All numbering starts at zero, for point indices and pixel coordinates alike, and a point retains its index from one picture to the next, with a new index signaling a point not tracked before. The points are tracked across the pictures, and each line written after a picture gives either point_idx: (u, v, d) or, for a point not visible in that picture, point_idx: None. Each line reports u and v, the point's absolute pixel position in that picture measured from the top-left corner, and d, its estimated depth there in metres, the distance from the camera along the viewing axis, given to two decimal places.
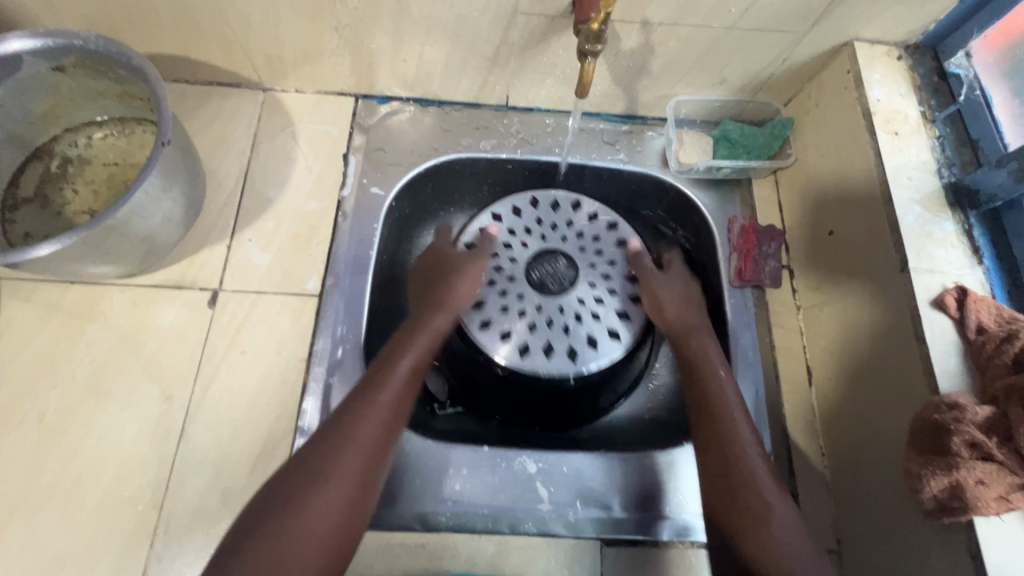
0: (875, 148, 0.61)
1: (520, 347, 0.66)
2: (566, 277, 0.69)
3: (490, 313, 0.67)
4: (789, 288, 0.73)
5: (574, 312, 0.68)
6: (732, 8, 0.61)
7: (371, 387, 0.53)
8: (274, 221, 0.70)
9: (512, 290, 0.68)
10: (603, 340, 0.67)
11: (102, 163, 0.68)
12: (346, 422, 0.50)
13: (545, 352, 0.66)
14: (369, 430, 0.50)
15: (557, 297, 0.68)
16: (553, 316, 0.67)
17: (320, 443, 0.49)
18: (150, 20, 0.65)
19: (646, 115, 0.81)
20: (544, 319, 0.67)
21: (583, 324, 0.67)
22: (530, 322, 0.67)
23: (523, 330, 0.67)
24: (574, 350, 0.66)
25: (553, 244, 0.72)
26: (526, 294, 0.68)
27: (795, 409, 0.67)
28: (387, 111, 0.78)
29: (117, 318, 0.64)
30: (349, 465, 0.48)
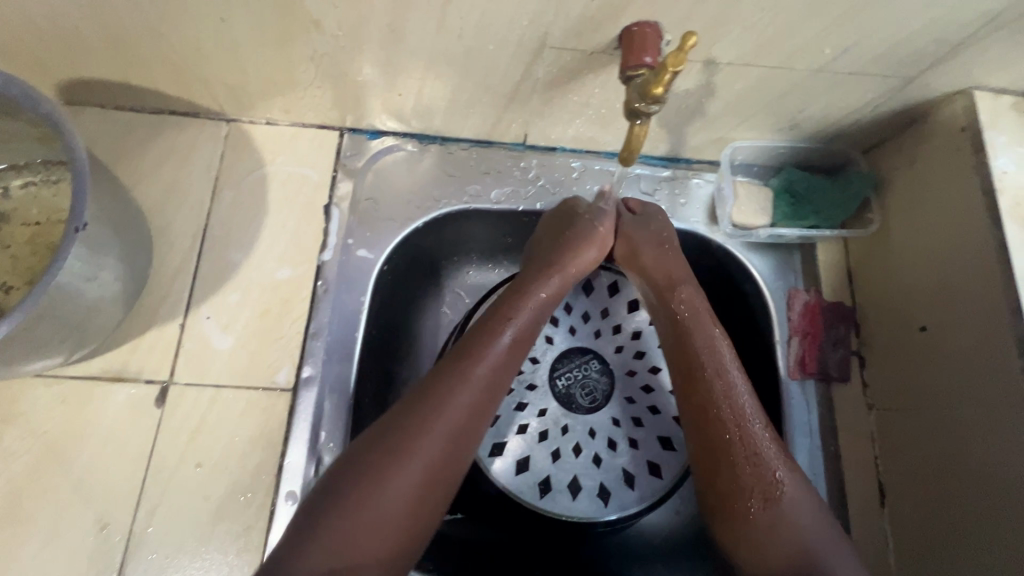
0: (998, 236, 0.48)
1: (541, 482, 0.53)
2: (600, 389, 0.57)
3: (505, 432, 0.55)
4: (859, 382, 0.60)
5: (609, 435, 0.55)
6: (826, 49, 0.47)
7: (447, 382, 0.46)
8: (238, 293, 0.58)
9: (532, 403, 0.55)
10: (642, 477, 0.54)
11: (22, 221, 0.55)
12: (412, 422, 0.44)
13: (569, 489, 0.53)
14: (439, 434, 0.44)
15: (587, 416, 0.55)
16: (581, 441, 0.54)
17: (388, 446, 0.43)
18: (71, 42, 0.50)
19: (692, 158, 0.66)
20: (570, 445, 0.54)
21: (618, 452, 0.55)
22: (554, 447, 0.54)
23: (543, 458, 0.54)
24: (607, 489, 0.53)
25: (586, 340, 0.59)
26: (550, 410, 0.55)
27: (863, 536, 0.56)
28: (379, 149, 0.64)
29: (42, 420, 0.52)
30: (411, 476, 0.43)
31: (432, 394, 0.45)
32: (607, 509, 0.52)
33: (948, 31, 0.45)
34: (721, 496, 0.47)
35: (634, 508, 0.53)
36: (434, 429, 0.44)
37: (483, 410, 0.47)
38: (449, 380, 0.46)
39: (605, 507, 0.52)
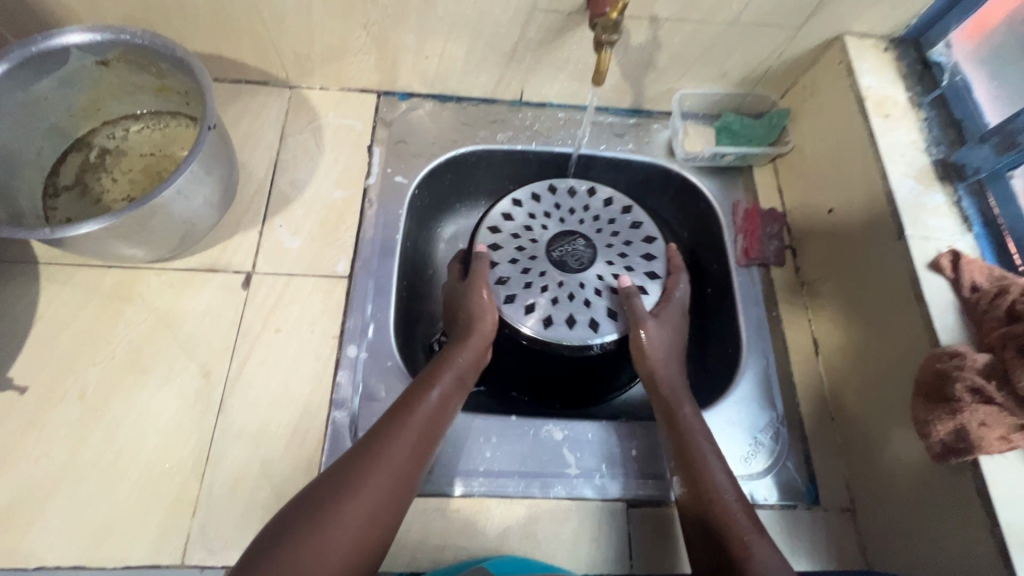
0: (869, 130, 0.67)
1: (543, 318, 0.66)
2: (586, 255, 0.71)
3: (513, 289, 0.68)
4: (792, 266, 0.77)
5: (596, 287, 0.69)
6: (733, 4, 0.67)
7: (371, 449, 0.53)
8: (304, 208, 0.74)
9: (534, 268, 0.69)
10: (622, 312, 0.68)
11: (139, 154, 0.71)
12: (356, 471, 0.51)
13: (566, 322, 0.67)
14: (381, 483, 0.51)
15: (577, 273, 0.69)
16: (574, 291, 0.68)
17: (317, 505, 0.48)
18: (189, 18, 0.69)
19: (651, 110, 0.86)
20: (566, 294, 0.68)
21: (604, 296, 0.68)
22: (553, 296, 0.68)
23: (545, 304, 0.67)
24: (596, 321, 0.67)
25: (572, 224, 0.74)
26: (548, 271, 0.69)
27: (803, 377, 0.71)
28: (408, 107, 0.82)
29: (155, 299, 0.66)
30: (354, 514, 0.49)
31: (364, 458, 0.52)
32: (597, 335, 0.66)
33: None
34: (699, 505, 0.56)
35: (616, 334, 0.67)
36: (376, 476, 0.51)
37: (417, 457, 0.54)
38: (386, 439, 0.53)
39: (596, 333, 0.67)
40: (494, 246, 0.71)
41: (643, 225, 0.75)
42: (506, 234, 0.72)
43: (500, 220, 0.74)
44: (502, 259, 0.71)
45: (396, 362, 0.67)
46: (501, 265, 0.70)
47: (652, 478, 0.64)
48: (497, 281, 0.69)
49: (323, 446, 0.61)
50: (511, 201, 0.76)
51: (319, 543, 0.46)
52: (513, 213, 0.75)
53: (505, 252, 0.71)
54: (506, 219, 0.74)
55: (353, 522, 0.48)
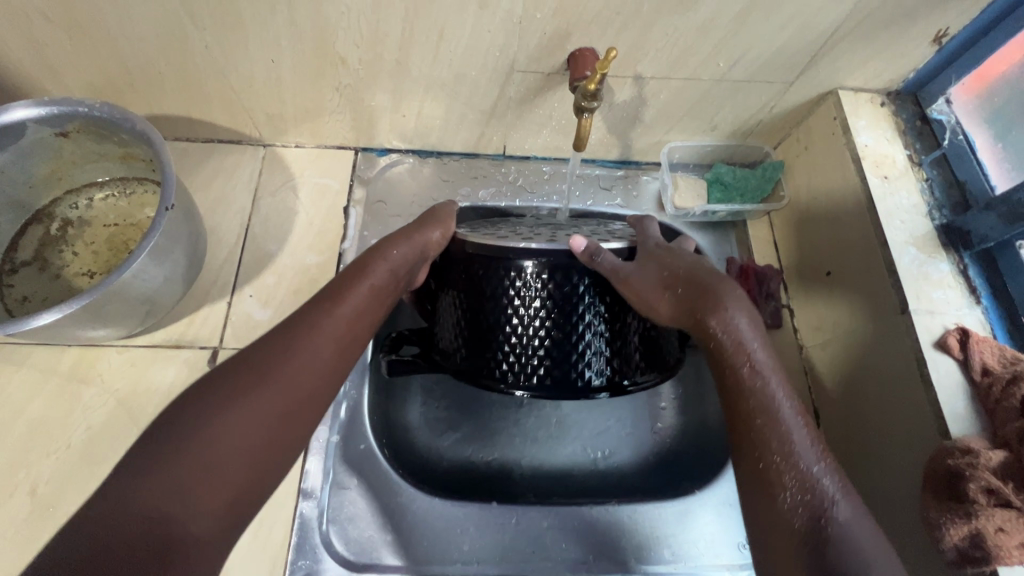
0: (867, 192, 0.63)
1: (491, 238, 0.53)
2: (560, 227, 0.60)
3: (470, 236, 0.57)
4: (790, 327, 0.73)
5: (562, 234, 0.56)
6: (720, 62, 0.64)
7: (274, 354, 0.44)
8: (276, 276, 0.70)
9: (499, 228, 0.59)
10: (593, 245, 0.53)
11: (103, 224, 0.68)
12: (276, 354, 0.44)
13: (519, 241, 0.53)
14: (300, 364, 0.44)
15: (545, 231, 0.58)
16: (539, 234, 0.56)
17: (204, 408, 0.40)
18: (154, 84, 0.66)
19: (640, 161, 0.82)
20: (528, 235, 0.55)
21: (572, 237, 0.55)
22: (511, 235, 0.56)
23: (500, 236, 0.55)
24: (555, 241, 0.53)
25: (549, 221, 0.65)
26: (513, 229, 0.58)
27: None
28: (386, 163, 0.79)
29: (115, 380, 0.63)
30: (270, 402, 0.42)
31: (263, 360, 0.44)
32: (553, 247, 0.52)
33: (805, 45, 0.62)
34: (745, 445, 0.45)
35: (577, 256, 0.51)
36: (294, 357, 0.44)
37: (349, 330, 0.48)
38: (312, 317, 0.47)
39: (554, 247, 0.52)
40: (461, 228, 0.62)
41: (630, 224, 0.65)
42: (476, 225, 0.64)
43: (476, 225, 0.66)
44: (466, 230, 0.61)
45: (369, 445, 0.62)
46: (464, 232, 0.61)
47: (642, 569, 0.60)
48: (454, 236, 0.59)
49: (290, 542, 0.58)
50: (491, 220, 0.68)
51: (206, 449, 0.38)
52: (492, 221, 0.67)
53: (472, 226, 0.62)
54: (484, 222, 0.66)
55: (269, 410, 0.42)
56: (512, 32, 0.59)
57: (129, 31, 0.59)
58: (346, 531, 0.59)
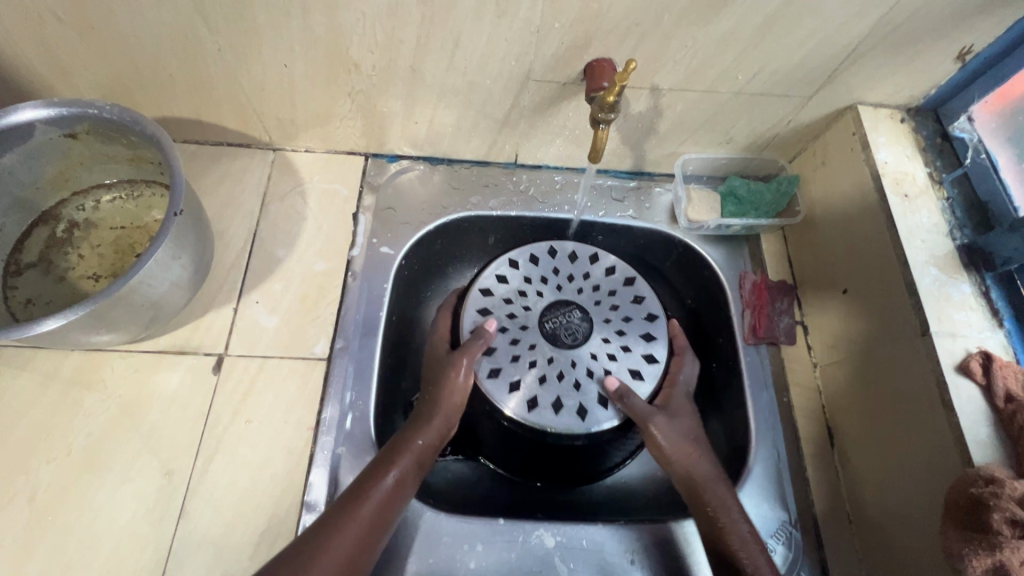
0: (885, 209, 0.62)
1: (529, 399, 0.63)
2: (581, 331, 0.67)
3: (501, 361, 0.65)
4: (803, 344, 0.72)
5: (588, 366, 0.65)
6: (738, 75, 0.63)
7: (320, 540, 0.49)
8: (283, 283, 0.69)
9: (524, 339, 0.66)
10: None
11: (109, 226, 0.67)
12: (350, 503, 0.52)
13: (552, 406, 0.63)
14: (367, 510, 0.51)
15: (570, 350, 0.66)
16: (565, 370, 0.65)
17: None
18: (165, 86, 0.65)
19: (653, 172, 0.81)
20: (555, 372, 0.65)
21: (595, 380, 0.64)
22: (541, 373, 0.64)
23: (532, 382, 0.64)
24: (584, 407, 0.63)
25: (567, 294, 0.71)
26: (538, 345, 0.66)
27: (817, 472, 0.65)
28: (397, 170, 0.78)
29: (118, 386, 0.62)
30: (343, 546, 0.49)
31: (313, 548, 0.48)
32: (584, 423, 0.62)
33: (826, 60, 0.61)
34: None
35: (604, 422, 0.62)
36: (365, 503, 0.52)
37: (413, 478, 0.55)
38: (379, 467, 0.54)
39: (583, 421, 0.62)
40: (484, 312, 0.68)
41: (647, 301, 0.71)
42: (499, 301, 0.69)
43: (493, 282, 0.70)
44: None
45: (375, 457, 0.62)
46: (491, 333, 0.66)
47: None
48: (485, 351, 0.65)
49: None
50: (507, 260, 0.72)
51: None
52: (508, 276, 0.71)
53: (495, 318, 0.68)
54: (500, 281, 0.71)
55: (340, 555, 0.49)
56: (529, 40, 0.58)
57: (141, 33, 0.58)
58: None
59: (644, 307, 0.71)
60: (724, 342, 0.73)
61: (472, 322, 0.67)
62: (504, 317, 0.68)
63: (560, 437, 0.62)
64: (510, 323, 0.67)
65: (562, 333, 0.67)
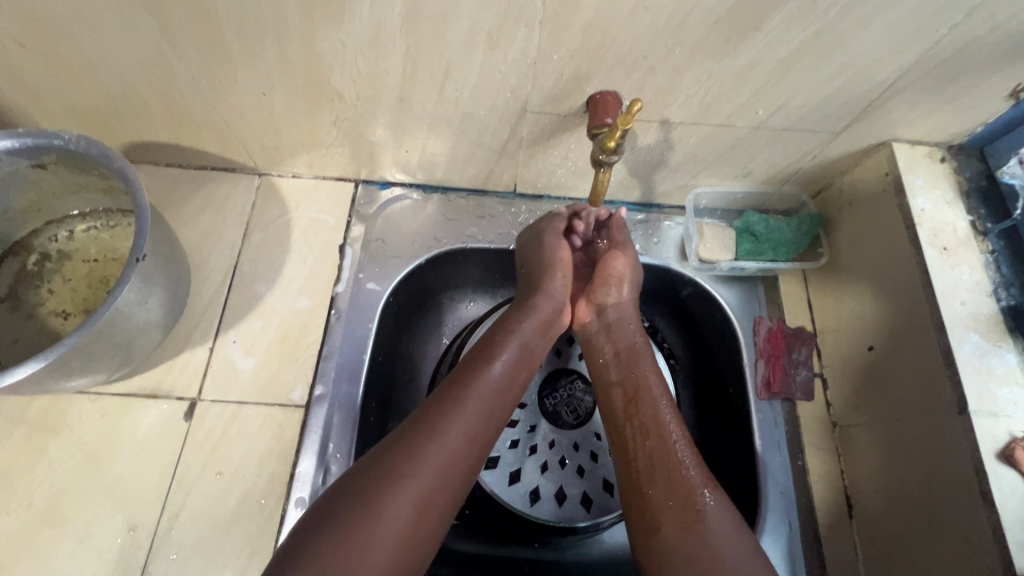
0: (921, 263, 0.56)
1: (530, 491, 0.59)
2: (584, 406, 0.64)
3: (499, 447, 0.61)
4: (822, 400, 0.66)
5: (591, 448, 0.62)
6: (758, 110, 0.57)
7: (433, 423, 0.48)
8: (262, 321, 0.66)
9: (522, 420, 0.62)
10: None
11: (82, 258, 0.64)
12: (448, 401, 0.50)
13: (555, 497, 0.59)
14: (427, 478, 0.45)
15: (572, 431, 0.63)
16: (567, 454, 0.61)
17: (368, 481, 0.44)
18: (140, 112, 0.61)
19: (663, 204, 0.75)
20: (557, 458, 0.61)
21: (599, 463, 0.62)
22: (542, 460, 0.61)
23: (533, 471, 0.60)
24: (588, 496, 0.60)
25: (568, 361, 0.67)
26: (539, 427, 0.62)
27: (833, 548, 0.59)
28: (388, 198, 0.74)
29: (84, 432, 0.59)
30: (407, 506, 0.44)
31: (427, 421, 0.48)
32: (589, 515, 0.59)
33: (858, 95, 0.54)
34: (646, 512, 0.48)
35: (608, 514, 0.59)
36: (421, 468, 0.45)
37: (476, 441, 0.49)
38: (434, 421, 0.48)
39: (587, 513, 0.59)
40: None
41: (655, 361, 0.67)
42: None
43: None
44: None
45: None
46: None
47: None
48: None
49: None
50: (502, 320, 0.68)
51: (363, 543, 0.41)
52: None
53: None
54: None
55: (403, 516, 0.44)
56: (525, 72, 0.52)
57: (110, 60, 0.54)
58: None
59: None
60: (735, 394, 0.67)
61: None
62: None
63: (564, 530, 0.59)
64: None
65: (561, 411, 0.63)
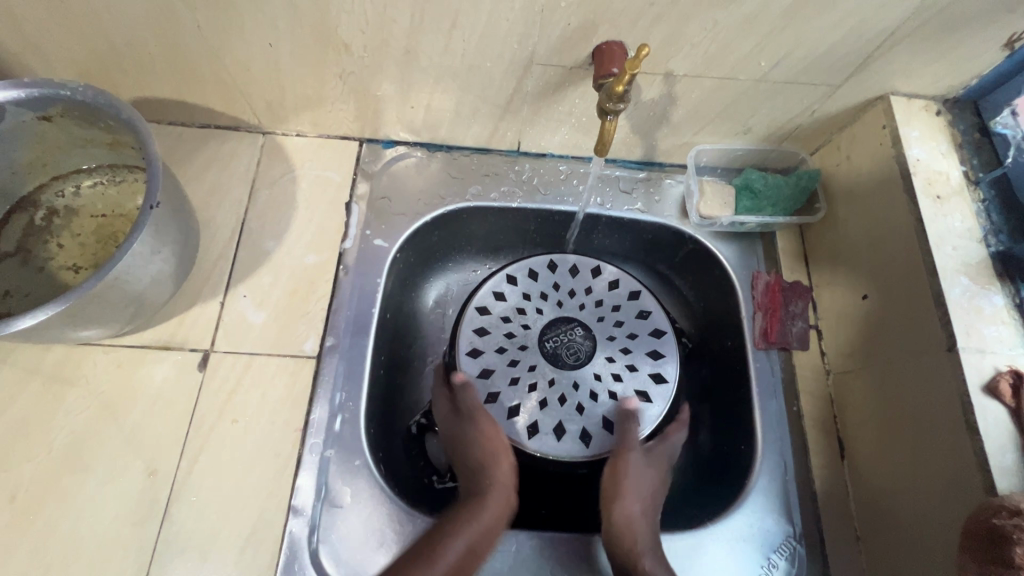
0: (915, 212, 0.58)
1: (530, 426, 0.62)
2: (584, 350, 0.66)
3: (499, 385, 0.64)
4: (816, 350, 0.68)
5: (591, 387, 0.64)
6: (761, 62, 0.58)
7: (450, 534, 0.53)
8: (272, 276, 0.67)
9: (523, 361, 0.65)
10: (620, 423, 0.63)
11: (90, 213, 0.64)
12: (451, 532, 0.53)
13: (554, 432, 0.62)
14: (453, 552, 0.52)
15: (572, 371, 0.65)
16: (566, 393, 0.64)
17: None
18: (145, 65, 0.61)
19: (664, 162, 0.76)
20: (556, 395, 0.63)
21: (598, 402, 0.64)
22: (542, 398, 0.63)
23: (533, 407, 0.63)
24: (587, 432, 0.62)
25: (569, 311, 0.69)
26: (539, 367, 0.65)
27: (825, 484, 0.62)
28: (393, 156, 0.74)
29: (100, 382, 0.60)
30: None
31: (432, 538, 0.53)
32: (587, 449, 0.61)
33: (858, 46, 0.56)
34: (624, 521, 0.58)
35: (606, 448, 0.61)
36: None
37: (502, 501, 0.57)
38: (431, 548, 0.52)
39: (586, 448, 0.62)
40: (480, 330, 0.67)
41: (652, 314, 0.69)
42: (496, 317, 0.67)
43: (491, 299, 0.69)
44: (488, 347, 0.66)
45: (365, 461, 0.60)
46: (487, 354, 0.65)
47: None
48: (482, 374, 0.64)
49: (277, 562, 0.55)
50: (505, 274, 0.71)
51: None
52: (506, 292, 0.69)
53: (493, 338, 0.66)
54: (497, 298, 0.69)
55: None
56: (532, 21, 0.53)
57: (115, 9, 0.54)
58: (337, 552, 0.57)
59: (649, 320, 0.69)
60: (734, 346, 0.70)
61: (467, 343, 0.66)
62: (504, 334, 0.67)
63: (564, 463, 0.61)
64: (508, 343, 0.66)
65: (561, 354, 0.66)
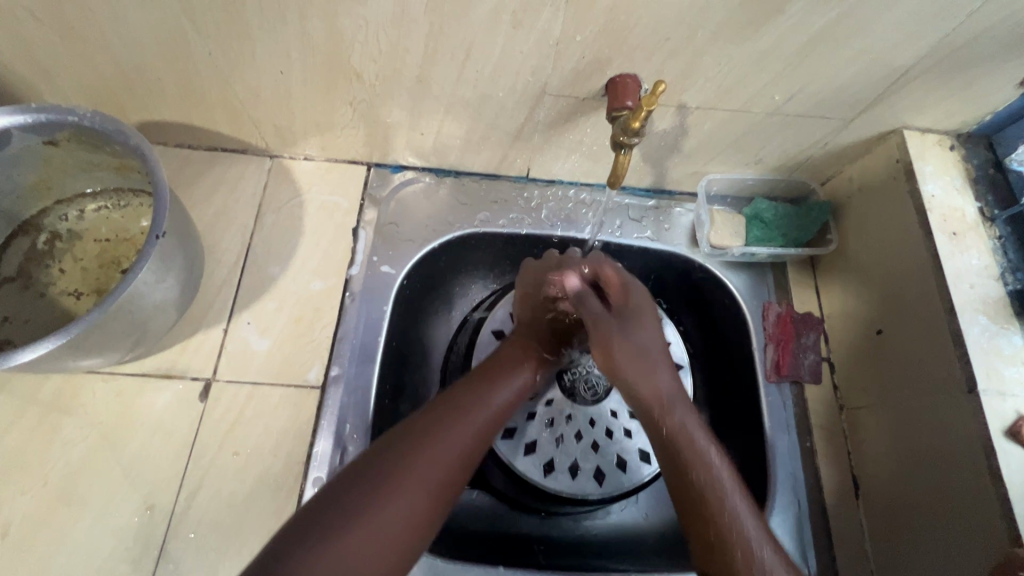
0: (931, 248, 0.57)
1: (545, 463, 0.63)
2: (602, 385, 0.65)
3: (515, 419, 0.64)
4: (829, 383, 0.67)
5: (607, 424, 0.65)
6: (775, 96, 0.57)
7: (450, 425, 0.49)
8: (276, 302, 0.65)
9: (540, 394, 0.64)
10: (633, 462, 0.64)
11: (93, 238, 0.63)
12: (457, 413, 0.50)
13: (570, 470, 0.63)
14: (420, 487, 0.45)
15: (589, 407, 0.65)
16: (582, 429, 0.65)
17: (358, 486, 0.44)
18: (154, 89, 0.61)
19: (674, 190, 0.75)
20: (573, 432, 0.64)
21: (614, 440, 0.65)
22: (558, 434, 0.64)
23: (549, 443, 0.64)
24: (601, 471, 0.63)
25: None
26: (555, 400, 0.65)
27: (840, 524, 0.61)
28: (401, 181, 0.73)
29: (98, 412, 0.58)
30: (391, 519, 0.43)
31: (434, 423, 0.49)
32: (601, 488, 0.62)
33: (873, 82, 0.55)
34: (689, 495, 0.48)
35: (620, 487, 0.63)
36: (408, 480, 0.45)
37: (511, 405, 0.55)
38: (436, 429, 0.48)
39: (598, 486, 0.63)
40: None
41: None
42: None
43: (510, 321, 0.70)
44: None
45: None
46: None
47: None
48: None
49: None
50: None
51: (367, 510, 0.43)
52: None
53: None
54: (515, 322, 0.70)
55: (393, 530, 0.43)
56: (547, 54, 0.52)
57: (127, 37, 0.53)
58: None
59: None
60: (745, 378, 0.69)
61: None
62: None
63: (576, 500, 0.62)
64: None
65: (579, 383, 0.65)
